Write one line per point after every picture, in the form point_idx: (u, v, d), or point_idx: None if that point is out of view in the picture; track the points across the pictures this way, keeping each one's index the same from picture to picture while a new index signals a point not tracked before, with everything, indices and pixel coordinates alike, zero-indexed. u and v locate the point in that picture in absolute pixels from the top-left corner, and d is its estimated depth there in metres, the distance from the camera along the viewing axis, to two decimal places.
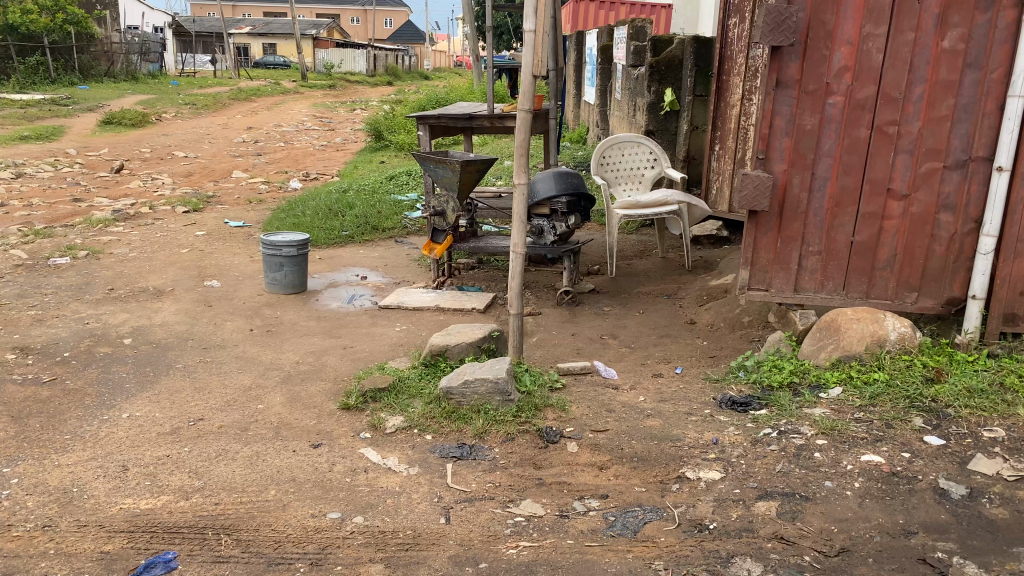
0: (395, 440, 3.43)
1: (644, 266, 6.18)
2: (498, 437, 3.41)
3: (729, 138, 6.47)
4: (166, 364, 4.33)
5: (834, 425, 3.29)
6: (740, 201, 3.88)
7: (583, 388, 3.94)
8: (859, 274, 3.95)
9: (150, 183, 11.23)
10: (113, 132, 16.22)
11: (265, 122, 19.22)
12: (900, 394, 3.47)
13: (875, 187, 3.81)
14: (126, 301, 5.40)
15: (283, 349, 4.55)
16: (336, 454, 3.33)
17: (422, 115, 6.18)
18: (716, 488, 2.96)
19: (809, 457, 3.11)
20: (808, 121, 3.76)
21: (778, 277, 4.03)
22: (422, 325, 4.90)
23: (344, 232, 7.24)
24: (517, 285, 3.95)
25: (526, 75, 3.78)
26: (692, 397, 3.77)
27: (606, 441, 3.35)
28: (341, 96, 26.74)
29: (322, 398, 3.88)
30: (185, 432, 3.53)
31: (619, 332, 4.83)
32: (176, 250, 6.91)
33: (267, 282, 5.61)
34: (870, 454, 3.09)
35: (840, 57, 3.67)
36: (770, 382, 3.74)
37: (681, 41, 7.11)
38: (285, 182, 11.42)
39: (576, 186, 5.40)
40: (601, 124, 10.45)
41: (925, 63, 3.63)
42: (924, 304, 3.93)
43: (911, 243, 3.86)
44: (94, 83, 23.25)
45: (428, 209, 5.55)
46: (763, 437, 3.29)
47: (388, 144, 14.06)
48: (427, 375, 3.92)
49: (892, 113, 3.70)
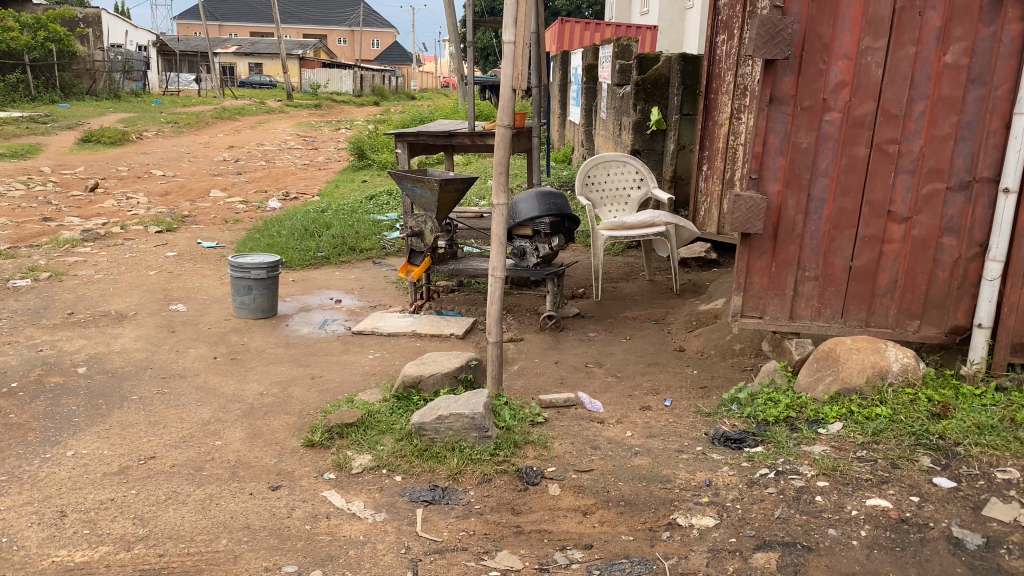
0: (362, 482, 3.16)
1: (630, 290, 5.95)
2: (474, 478, 3.15)
3: (718, 158, 6.28)
4: (121, 396, 4.04)
5: (836, 465, 3.05)
6: (733, 223, 3.66)
7: (567, 422, 3.68)
8: (858, 300, 3.73)
9: (125, 202, 10.93)
10: (89, 150, 15.89)
11: (247, 140, 18.96)
12: (905, 430, 3.24)
13: (875, 210, 3.59)
14: (84, 326, 5.11)
15: (247, 379, 4.27)
16: (297, 498, 3.05)
17: (400, 132, 5.95)
18: (710, 536, 2.71)
19: (810, 501, 2.86)
20: (804, 139, 3.56)
21: (773, 304, 3.80)
22: (397, 353, 4.63)
23: (319, 253, 6.99)
24: (496, 310, 3.70)
25: (505, 88, 3.49)
26: (682, 433, 3.53)
27: (591, 483, 3.09)
28: (325, 116, 26.66)
29: (285, 433, 3.61)
30: (133, 472, 3.25)
31: (605, 359, 4.59)
32: (143, 272, 6.62)
33: (236, 307, 5.33)
34: (875, 498, 2.85)
35: (837, 72, 3.47)
36: (765, 417, 3.51)
37: (666, 58, 6.84)
38: (264, 201, 11.16)
39: (561, 207, 5.12)
40: (586, 144, 10.28)
41: (926, 78, 3.43)
42: (926, 332, 3.71)
43: (913, 268, 3.64)
44: (75, 101, 22.93)
45: (405, 230, 5.26)
46: (760, 479, 3.05)
47: (371, 163, 13.90)
48: (399, 409, 3.66)
49: (892, 131, 3.50)
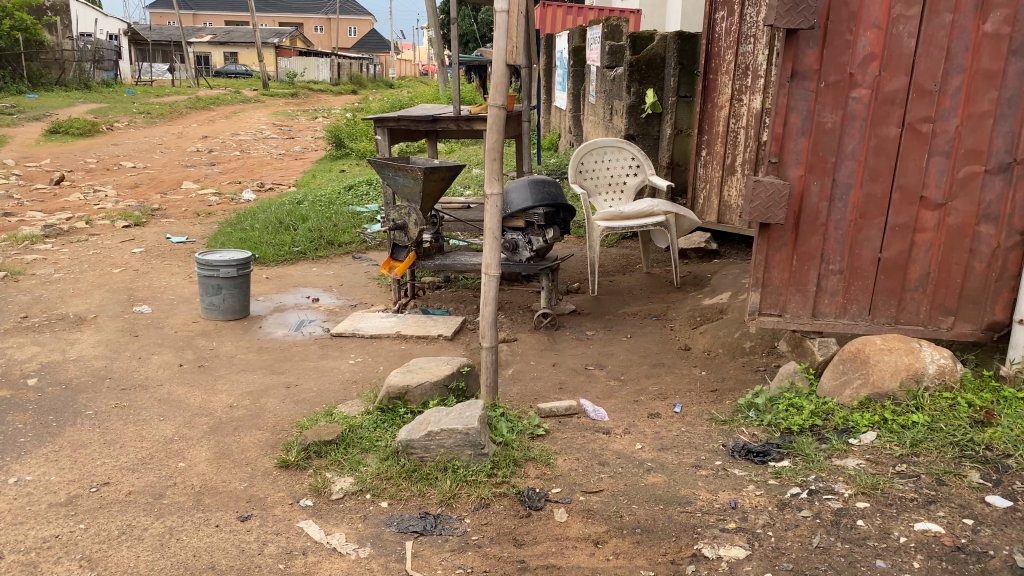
0: (343, 510, 2.80)
1: (627, 283, 5.62)
2: (470, 503, 2.80)
3: (718, 143, 5.96)
4: (73, 411, 3.65)
5: (875, 483, 2.72)
6: (751, 212, 3.32)
7: (570, 434, 3.32)
8: (887, 295, 3.40)
9: (92, 195, 10.44)
10: (58, 142, 15.32)
11: (222, 130, 18.44)
12: (946, 440, 2.91)
13: (906, 196, 3.26)
14: (38, 332, 4.69)
15: (216, 390, 3.89)
16: (268, 531, 2.69)
17: (380, 117, 5.54)
18: (742, 571, 2.37)
19: (851, 526, 2.53)
20: (828, 119, 3.22)
21: (794, 300, 3.47)
22: (380, 357, 4.26)
23: (295, 248, 6.61)
24: (490, 312, 3.34)
25: (496, 64, 3.14)
26: (698, 444, 3.20)
27: (601, 506, 2.75)
28: (303, 105, 26.19)
29: (257, 452, 3.24)
30: (83, 503, 2.86)
31: (606, 361, 4.24)
32: (107, 270, 6.20)
33: (204, 308, 4.94)
34: (924, 522, 2.51)
35: (865, 43, 3.13)
36: (788, 426, 3.19)
37: (662, 38, 6.45)
38: (238, 192, 10.71)
39: (554, 195, 4.79)
40: (574, 130, 9.91)
41: (963, 50, 3.10)
42: (961, 329, 3.39)
43: (947, 259, 3.32)
44: (44, 92, 22.24)
45: (387, 222, 4.90)
46: (791, 500, 2.71)
47: (349, 152, 13.50)
48: (384, 424, 3.30)
49: (925, 109, 3.17)
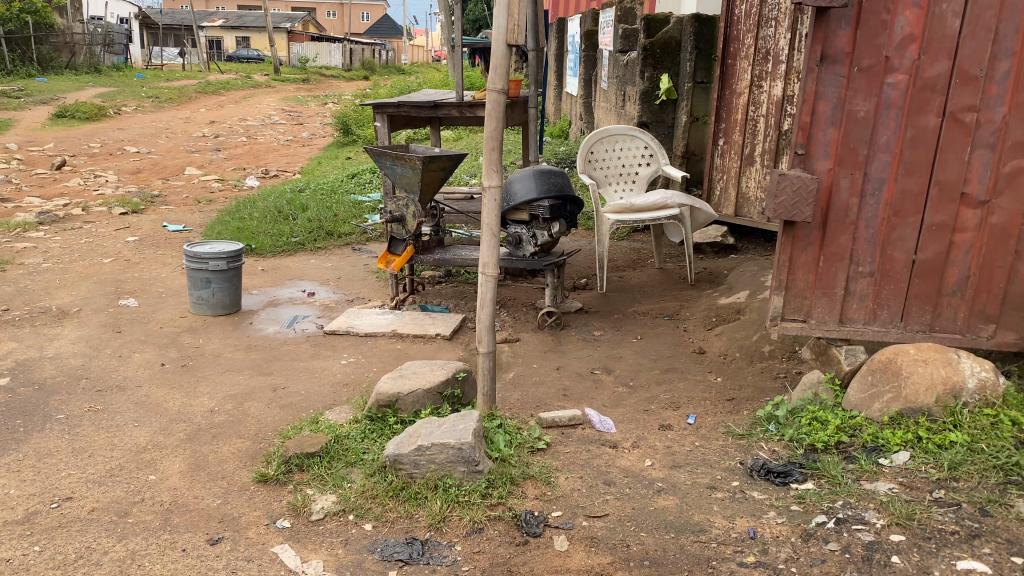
0: (322, 533, 2.56)
1: (638, 279, 5.35)
2: (461, 528, 2.55)
3: (735, 131, 5.67)
4: (43, 415, 3.41)
5: (912, 512, 2.45)
6: (775, 208, 3.04)
7: (573, 448, 3.06)
8: (921, 300, 3.12)
9: (92, 181, 10.22)
10: (63, 126, 15.12)
11: (229, 115, 18.20)
12: (988, 464, 2.64)
13: (945, 192, 2.97)
14: (17, 326, 4.46)
15: (197, 393, 3.65)
16: (238, 557, 2.44)
17: (379, 103, 5.27)
18: None
19: (884, 563, 2.26)
20: (861, 107, 2.93)
21: (820, 305, 3.19)
22: (374, 358, 4.01)
23: (293, 238, 6.36)
24: (488, 316, 3.08)
25: (497, 43, 2.85)
26: (712, 462, 2.93)
27: (606, 533, 2.50)
28: (313, 90, 25.92)
29: (234, 464, 3.00)
30: (41, 521, 2.63)
31: (615, 364, 3.97)
32: (97, 260, 5.97)
33: (193, 302, 4.70)
34: (968, 560, 2.24)
35: (903, 23, 2.84)
36: (812, 442, 2.92)
37: (678, 20, 6.09)
38: (241, 179, 10.47)
39: (561, 186, 4.50)
40: (586, 117, 9.59)
41: (1012, 31, 2.80)
42: (1003, 338, 3.10)
43: (989, 262, 3.02)
44: (53, 75, 22.07)
45: (384, 214, 4.61)
46: (816, 530, 2.45)
47: (357, 139, 13.23)
48: (372, 434, 3.06)
49: (968, 97, 2.87)
